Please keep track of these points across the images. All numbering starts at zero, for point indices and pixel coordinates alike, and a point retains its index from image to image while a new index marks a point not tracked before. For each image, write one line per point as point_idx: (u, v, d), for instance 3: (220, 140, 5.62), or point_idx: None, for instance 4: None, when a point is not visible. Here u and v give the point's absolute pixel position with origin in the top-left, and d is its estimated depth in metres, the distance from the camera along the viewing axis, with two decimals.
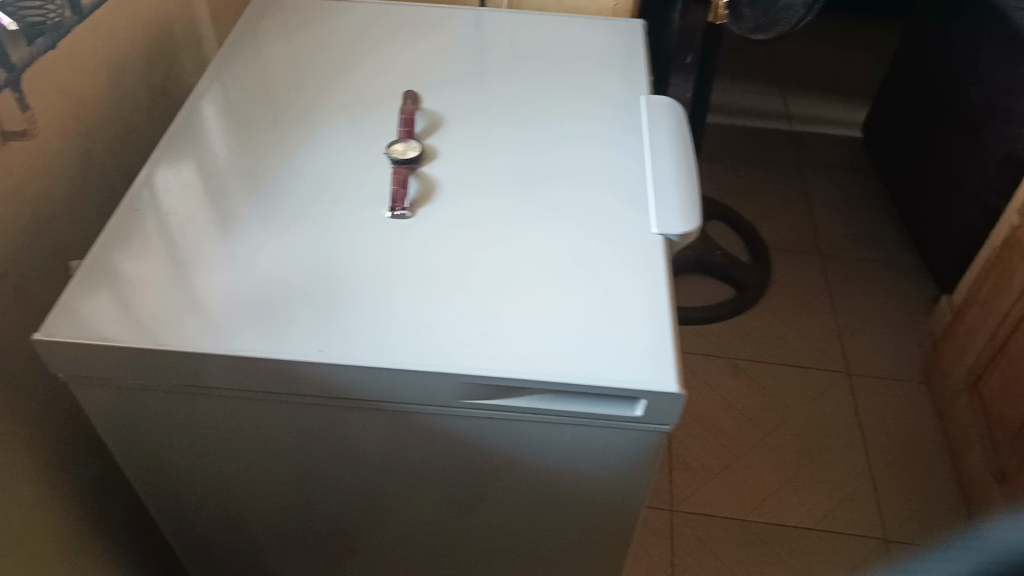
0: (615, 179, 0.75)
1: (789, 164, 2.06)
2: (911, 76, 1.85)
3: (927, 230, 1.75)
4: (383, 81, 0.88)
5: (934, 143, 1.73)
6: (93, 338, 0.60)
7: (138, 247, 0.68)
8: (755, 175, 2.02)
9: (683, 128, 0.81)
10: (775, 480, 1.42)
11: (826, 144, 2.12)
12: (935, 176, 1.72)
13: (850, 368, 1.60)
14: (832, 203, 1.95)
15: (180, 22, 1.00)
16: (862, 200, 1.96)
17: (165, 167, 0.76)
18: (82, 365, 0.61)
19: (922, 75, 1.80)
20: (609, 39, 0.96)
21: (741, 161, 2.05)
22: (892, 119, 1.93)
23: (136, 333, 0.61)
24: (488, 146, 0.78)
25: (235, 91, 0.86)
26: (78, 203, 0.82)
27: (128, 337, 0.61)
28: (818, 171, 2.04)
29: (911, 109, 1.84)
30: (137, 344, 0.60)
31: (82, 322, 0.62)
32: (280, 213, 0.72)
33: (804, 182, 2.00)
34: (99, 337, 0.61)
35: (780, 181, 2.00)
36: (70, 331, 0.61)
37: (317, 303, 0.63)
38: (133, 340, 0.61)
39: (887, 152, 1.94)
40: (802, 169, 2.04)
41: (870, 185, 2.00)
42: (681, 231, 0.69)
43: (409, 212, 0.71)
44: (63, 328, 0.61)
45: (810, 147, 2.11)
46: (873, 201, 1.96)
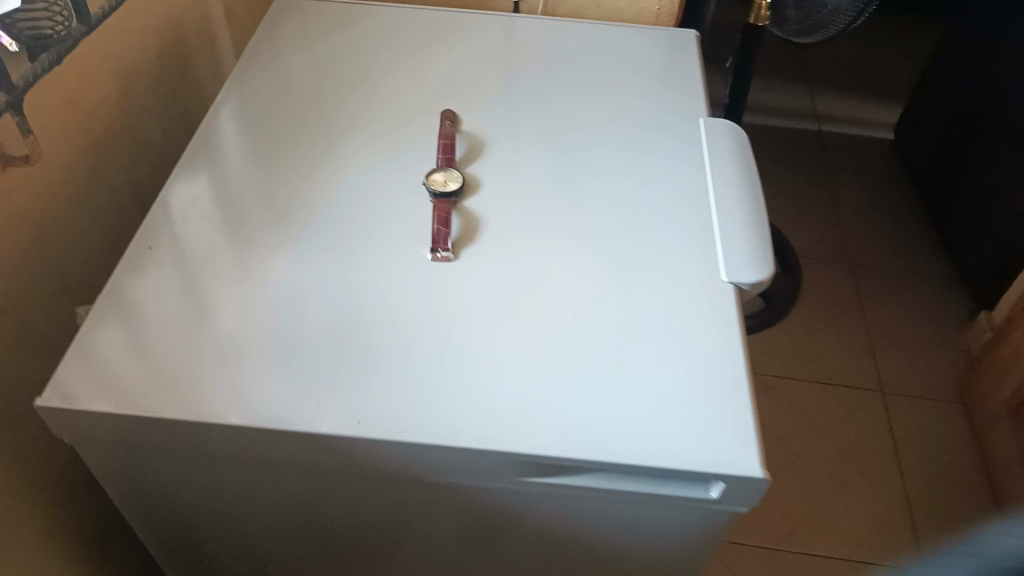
0: (679, 213, 0.68)
1: (819, 167, 1.98)
2: (950, 80, 1.77)
3: (964, 242, 1.68)
4: (417, 97, 0.81)
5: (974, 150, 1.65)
6: (101, 404, 0.54)
7: (149, 290, 0.61)
8: (784, 178, 1.94)
9: (748, 156, 0.74)
10: (809, 505, 1.35)
11: (856, 146, 2.04)
12: (974, 186, 1.64)
13: (885, 386, 1.54)
14: (863, 209, 1.88)
15: (195, 22, 0.93)
16: (894, 206, 1.89)
17: (181, 194, 0.69)
18: (89, 430, 0.55)
19: (963, 79, 1.72)
20: (659, 50, 0.89)
21: (768, 163, 1.98)
22: (928, 123, 1.85)
23: (155, 396, 0.54)
24: (535, 174, 0.71)
25: (254, 106, 0.79)
26: (85, 225, 0.75)
27: (146, 401, 0.54)
28: (847, 175, 1.96)
29: (950, 113, 1.76)
30: (152, 411, 0.53)
31: (92, 381, 0.55)
32: (306, 249, 0.65)
33: (833, 187, 1.93)
34: (114, 400, 0.54)
35: (810, 185, 1.93)
36: (81, 394, 0.54)
37: (353, 360, 0.57)
38: (152, 404, 0.54)
39: (922, 157, 1.86)
40: (832, 172, 1.97)
41: (901, 191, 1.93)
42: (753, 280, 0.62)
43: (453, 253, 0.64)
44: (70, 391, 0.54)
45: (839, 149, 2.04)
46: (906, 208, 1.89)
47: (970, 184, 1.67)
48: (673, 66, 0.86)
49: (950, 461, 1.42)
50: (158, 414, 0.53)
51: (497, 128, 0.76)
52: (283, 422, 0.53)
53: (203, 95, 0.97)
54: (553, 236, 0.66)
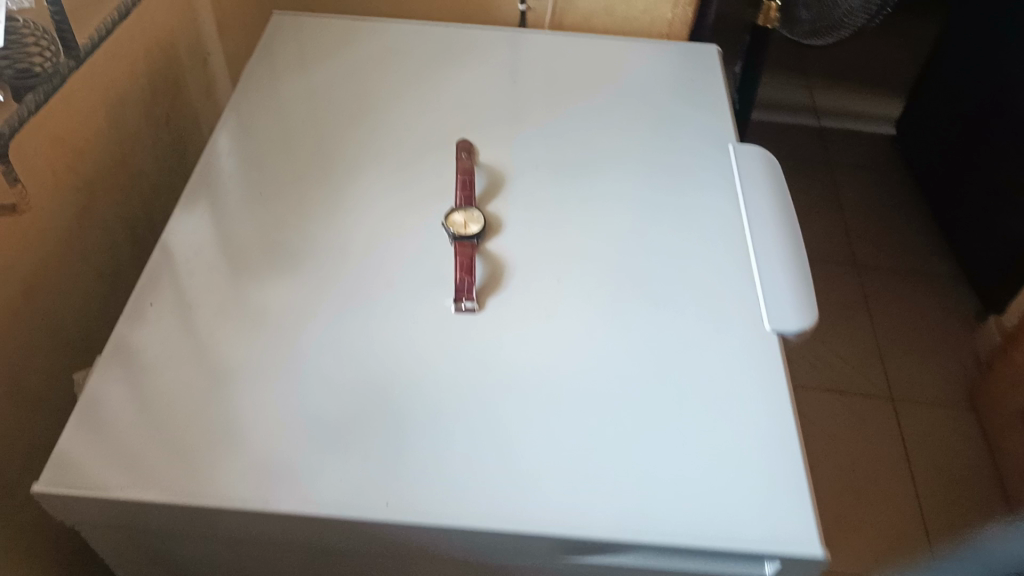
0: (718, 258, 0.65)
1: (820, 162, 1.94)
2: (953, 74, 1.74)
3: (969, 241, 1.65)
4: (430, 128, 0.78)
5: (978, 147, 1.62)
6: (111, 490, 0.50)
7: (156, 355, 0.57)
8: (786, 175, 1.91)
9: (781, 188, 0.71)
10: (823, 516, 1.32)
11: (858, 141, 2.01)
12: (979, 184, 1.62)
13: (894, 392, 1.51)
14: (865, 206, 1.84)
15: (186, 41, 0.88)
16: (896, 203, 1.86)
17: (181, 238, 0.65)
18: (97, 517, 0.51)
19: (966, 73, 1.68)
20: (678, 65, 0.85)
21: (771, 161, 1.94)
22: (931, 119, 1.82)
23: (169, 478, 0.50)
24: (560, 213, 0.68)
25: (257, 141, 0.75)
26: (79, 270, 0.70)
27: (159, 484, 0.50)
28: (848, 170, 1.93)
29: (952, 109, 1.73)
30: (166, 498, 0.49)
31: (100, 461, 0.51)
32: (322, 303, 0.61)
33: (834, 184, 1.89)
34: (125, 483, 0.50)
35: (812, 182, 1.89)
36: (88, 477, 0.50)
37: (384, 430, 0.53)
38: (166, 487, 0.50)
39: (925, 153, 1.84)
40: (834, 167, 1.93)
41: (905, 187, 1.89)
42: (798, 329, 0.60)
43: (477, 304, 0.61)
44: (79, 474, 0.50)
45: (839, 144, 2.00)
46: (909, 204, 1.86)
47: (969, 180, 1.66)
48: (694, 84, 0.82)
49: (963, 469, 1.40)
50: (174, 499, 0.49)
51: (519, 159, 0.74)
52: (313, 505, 0.49)
53: (196, 116, 0.92)
54: (582, 283, 0.63)
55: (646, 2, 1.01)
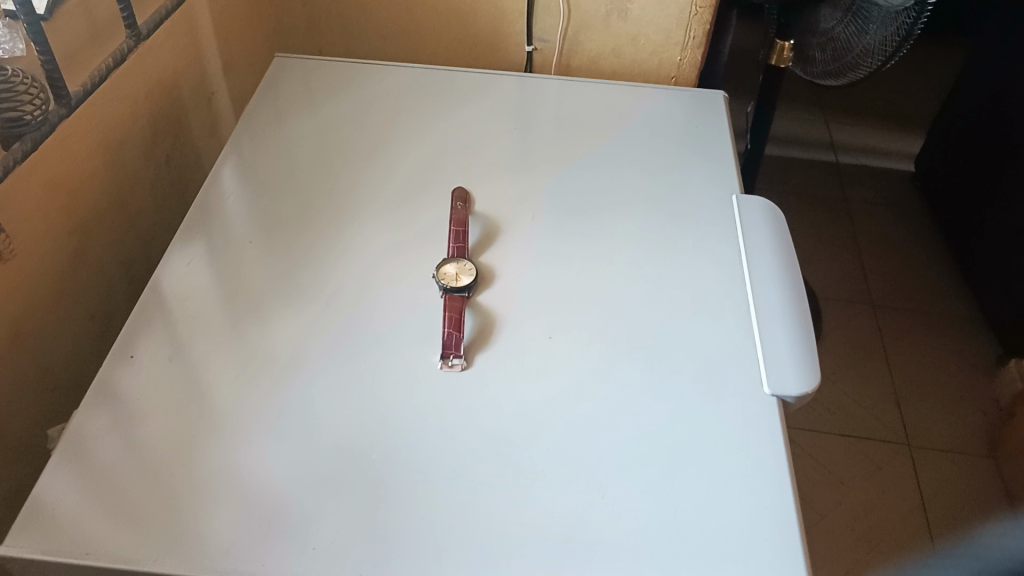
0: (717, 315, 0.63)
1: (835, 198, 1.91)
2: (974, 112, 1.70)
3: (992, 284, 1.61)
4: (430, 175, 0.77)
5: (1001, 188, 1.59)
6: (92, 549, 0.50)
7: (148, 406, 0.58)
8: (802, 212, 1.87)
9: (786, 240, 0.69)
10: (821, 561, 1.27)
11: (875, 177, 1.97)
12: (1002, 225, 1.58)
13: (912, 439, 1.45)
14: (881, 244, 1.80)
15: (191, 80, 0.88)
16: (914, 242, 1.81)
17: (165, 289, 0.66)
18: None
19: (988, 113, 1.65)
20: (685, 111, 0.83)
21: (786, 195, 1.90)
22: (952, 156, 1.78)
23: (150, 539, 0.51)
24: (556, 267, 0.67)
25: (256, 187, 0.76)
26: (68, 313, 0.69)
27: (140, 545, 0.51)
28: (864, 207, 1.89)
29: (974, 147, 1.69)
30: (146, 562, 0.50)
31: (82, 518, 0.52)
32: (312, 357, 0.61)
33: (850, 220, 1.85)
34: (105, 544, 0.51)
35: (828, 220, 1.85)
36: (70, 535, 0.51)
37: (363, 491, 0.53)
38: (146, 549, 0.51)
39: (946, 192, 1.80)
40: (850, 203, 1.90)
41: (923, 226, 1.85)
42: (799, 393, 0.58)
43: (465, 360, 0.60)
44: (61, 532, 0.51)
45: (856, 179, 1.96)
46: (927, 243, 1.81)
47: (987, 217, 1.63)
48: (701, 132, 0.81)
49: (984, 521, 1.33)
50: (153, 565, 0.50)
51: (518, 207, 0.72)
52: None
53: (199, 155, 0.92)
54: (576, 340, 0.62)
55: (655, 44, 1.00)
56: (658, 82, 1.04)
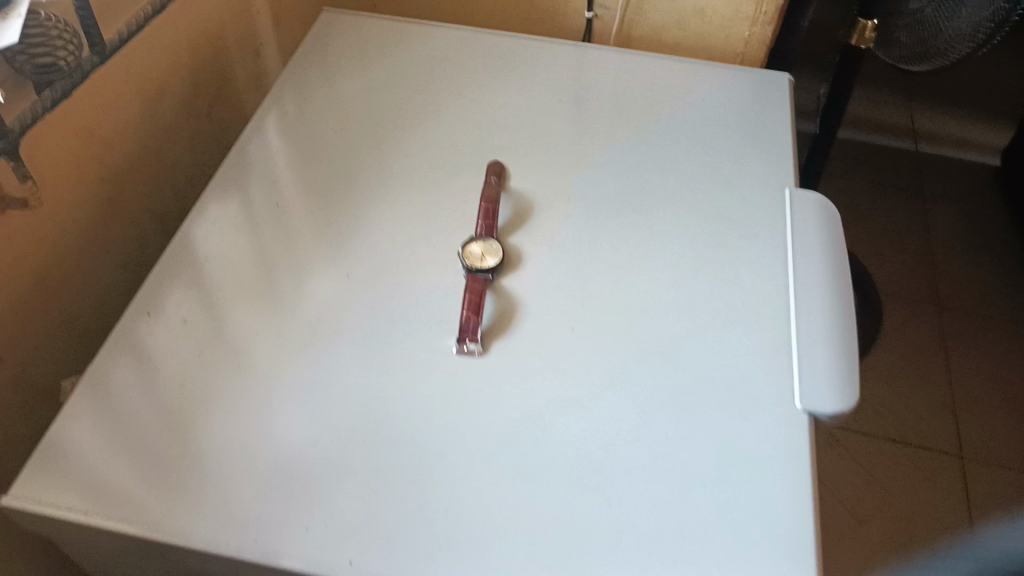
0: (752, 320, 0.59)
1: (909, 185, 1.70)
2: None
3: None
4: (467, 147, 0.74)
5: None
6: (100, 505, 0.51)
7: (167, 365, 0.58)
8: (867, 203, 1.66)
9: (838, 244, 0.64)
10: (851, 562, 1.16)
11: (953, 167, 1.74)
12: None
13: (965, 450, 1.30)
14: (954, 239, 1.60)
15: (237, 31, 0.86)
16: (990, 235, 1.61)
17: (188, 247, 0.64)
18: (85, 535, 0.52)
19: None
20: (746, 94, 0.78)
21: (853, 179, 1.70)
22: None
23: (158, 500, 0.51)
24: (586, 253, 0.64)
25: (295, 148, 0.74)
26: (98, 262, 0.70)
27: (148, 506, 0.51)
28: (940, 197, 1.68)
29: None
30: (150, 526, 0.50)
31: (92, 473, 0.52)
32: (328, 332, 0.60)
33: (922, 210, 1.65)
34: (114, 501, 0.51)
35: (899, 208, 1.65)
36: (79, 488, 0.51)
37: (368, 474, 0.52)
38: (153, 511, 0.51)
39: None
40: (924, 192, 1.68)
41: (1002, 220, 1.64)
42: (834, 411, 0.54)
43: (481, 346, 0.58)
44: (71, 484, 0.51)
45: (934, 167, 1.74)
46: (1006, 238, 1.61)
47: None
48: (759, 119, 0.76)
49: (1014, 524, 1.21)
50: (156, 529, 0.50)
51: (553, 185, 0.69)
52: (279, 556, 0.49)
53: (242, 107, 0.91)
54: (600, 332, 0.59)
55: (722, 18, 0.94)
56: (723, 59, 0.98)
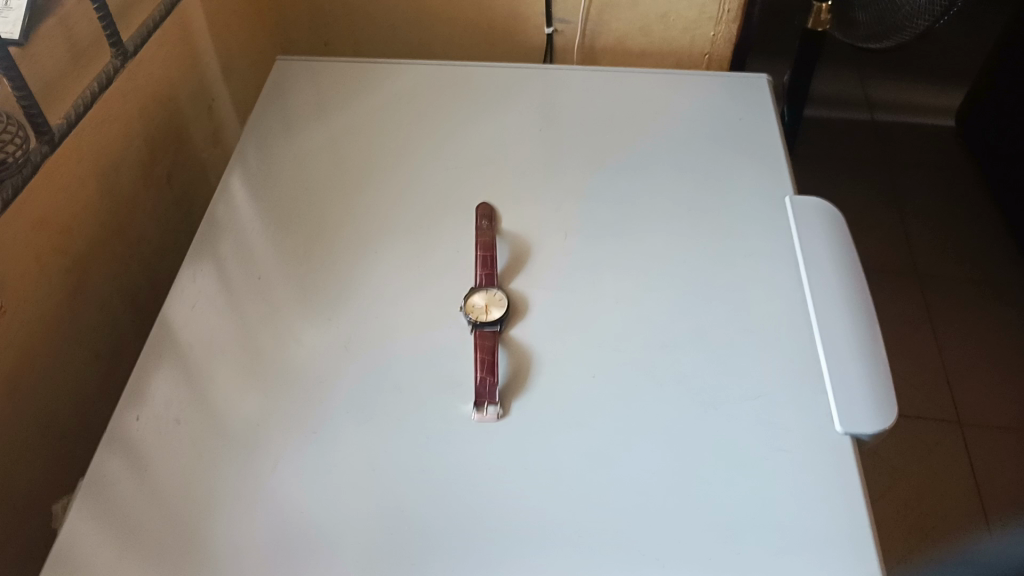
0: (777, 341, 0.58)
1: (872, 144, 1.56)
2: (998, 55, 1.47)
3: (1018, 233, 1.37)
4: (452, 189, 0.71)
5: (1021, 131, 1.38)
6: None
7: (168, 459, 0.54)
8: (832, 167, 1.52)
9: (850, 254, 0.63)
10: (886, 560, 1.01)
11: (921, 127, 1.59)
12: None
13: (963, 415, 1.17)
14: (925, 196, 1.48)
15: (187, 88, 0.81)
16: (962, 191, 1.49)
17: (170, 337, 0.60)
18: None
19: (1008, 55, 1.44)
20: (728, 104, 0.77)
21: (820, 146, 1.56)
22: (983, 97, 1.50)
23: None
24: (593, 290, 0.62)
25: (268, 206, 0.70)
26: (73, 355, 0.65)
27: None
28: (904, 152, 1.55)
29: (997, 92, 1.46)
30: None
31: None
32: (334, 405, 0.56)
33: (891, 170, 1.51)
34: None
35: (883, 190, 1.48)
36: None
37: (398, 561, 0.48)
38: None
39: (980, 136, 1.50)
40: (892, 149, 1.55)
41: (968, 174, 1.51)
42: (875, 430, 0.52)
43: (501, 408, 0.55)
44: None
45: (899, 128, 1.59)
46: (974, 191, 1.49)
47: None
48: (743, 129, 0.74)
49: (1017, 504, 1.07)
50: None
51: (547, 222, 0.67)
52: None
53: (202, 166, 0.86)
54: (623, 375, 0.56)
55: (686, 20, 0.92)
56: (690, 62, 0.96)
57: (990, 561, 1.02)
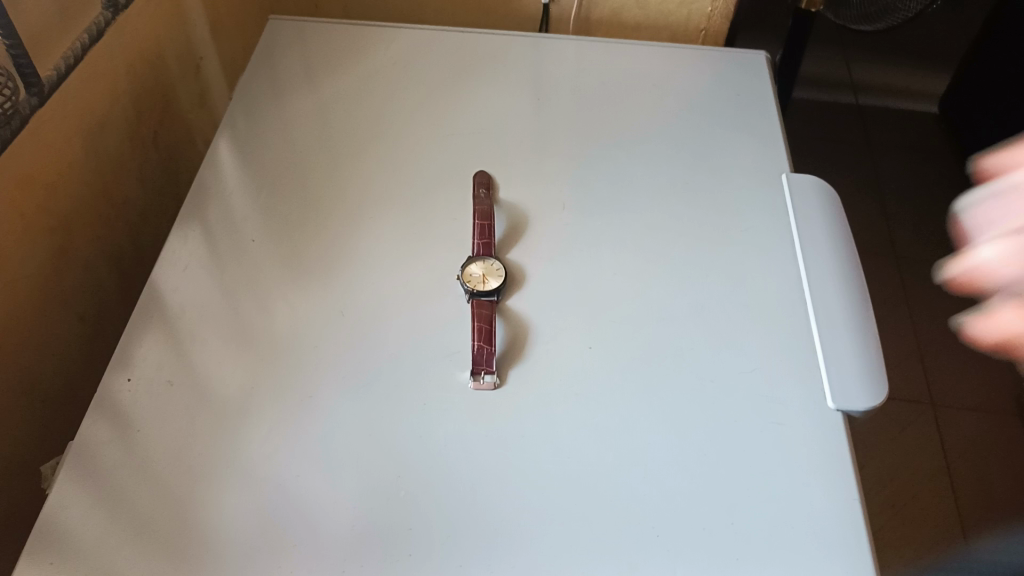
0: (771, 317, 0.58)
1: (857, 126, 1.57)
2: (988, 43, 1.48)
3: None
4: (448, 158, 0.71)
5: (1009, 120, 1.39)
6: None
7: (157, 424, 0.53)
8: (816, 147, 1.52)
9: (843, 234, 0.64)
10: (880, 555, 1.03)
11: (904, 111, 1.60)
12: None
13: (937, 398, 1.19)
14: (908, 180, 1.49)
15: (174, 46, 0.79)
16: (945, 176, 1.50)
17: (160, 301, 0.59)
18: None
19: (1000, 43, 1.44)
20: (724, 81, 0.77)
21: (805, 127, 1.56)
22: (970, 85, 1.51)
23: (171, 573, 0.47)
24: (589, 263, 0.62)
25: (259, 171, 0.69)
26: (58, 317, 0.64)
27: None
28: (888, 136, 1.56)
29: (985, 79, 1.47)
30: None
31: (93, 551, 0.47)
32: (327, 373, 0.56)
33: (874, 154, 1.52)
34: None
35: (866, 173, 1.49)
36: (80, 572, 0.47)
37: (394, 529, 0.49)
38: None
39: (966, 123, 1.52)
40: (875, 132, 1.56)
41: (951, 159, 1.53)
42: (867, 406, 0.53)
43: (498, 377, 0.55)
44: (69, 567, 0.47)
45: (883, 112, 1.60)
46: (956, 177, 1.50)
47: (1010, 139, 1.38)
48: (739, 108, 0.75)
49: (988, 488, 1.09)
50: None
51: (546, 193, 0.67)
52: None
53: (188, 127, 0.84)
54: (618, 347, 0.57)
55: None
56: (685, 37, 0.96)
57: (960, 541, 1.04)
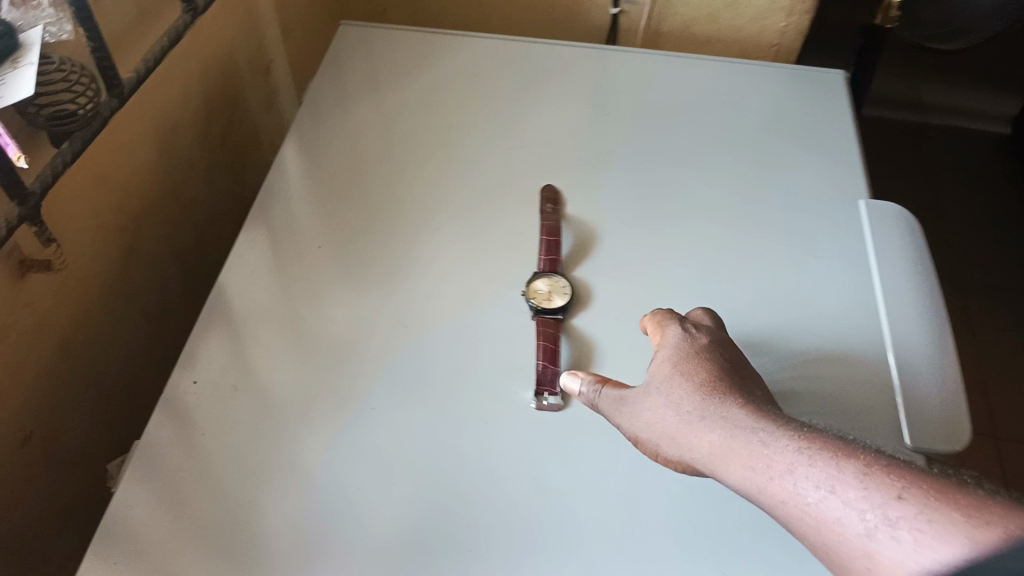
0: (845, 349, 0.56)
1: None
2: None
3: None
4: (514, 169, 0.70)
5: None
6: None
7: (219, 426, 0.53)
8: None
9: (924, 264, 0.61)
10: None
11: None
12: None
13: (999, 431, 1.14)
14: None
15: (246, 49, 0.80)
16: None
17: (226, 303, 0.60)
18: None
19: None
20: (799, 101, 0.75)
21: None
22: None
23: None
24: (655, 283, 0.61)
25: (325, 176, 0.69)
26: (126, 312, 0.65)
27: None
28: None
29: None
30: None
31: (152, 552, 0.48)
32: (387, 383, 0.56)
33: None
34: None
35: None
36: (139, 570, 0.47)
37: (448, 546, 0.48)
38: None
39: None
40: None
41: None
42: (945, 447, 0.51)
43: (561, 398, 0.54)
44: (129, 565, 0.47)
45: None
46: None
47: None
48: (813, 129, 0.72)
49: None
50: None
51: (613, 209, 0.66)
52: None
53: (256, 129, 0.85)
54: None
55: (756, 9, 0.89)
56: (756, 53, 0.94)
57: None
